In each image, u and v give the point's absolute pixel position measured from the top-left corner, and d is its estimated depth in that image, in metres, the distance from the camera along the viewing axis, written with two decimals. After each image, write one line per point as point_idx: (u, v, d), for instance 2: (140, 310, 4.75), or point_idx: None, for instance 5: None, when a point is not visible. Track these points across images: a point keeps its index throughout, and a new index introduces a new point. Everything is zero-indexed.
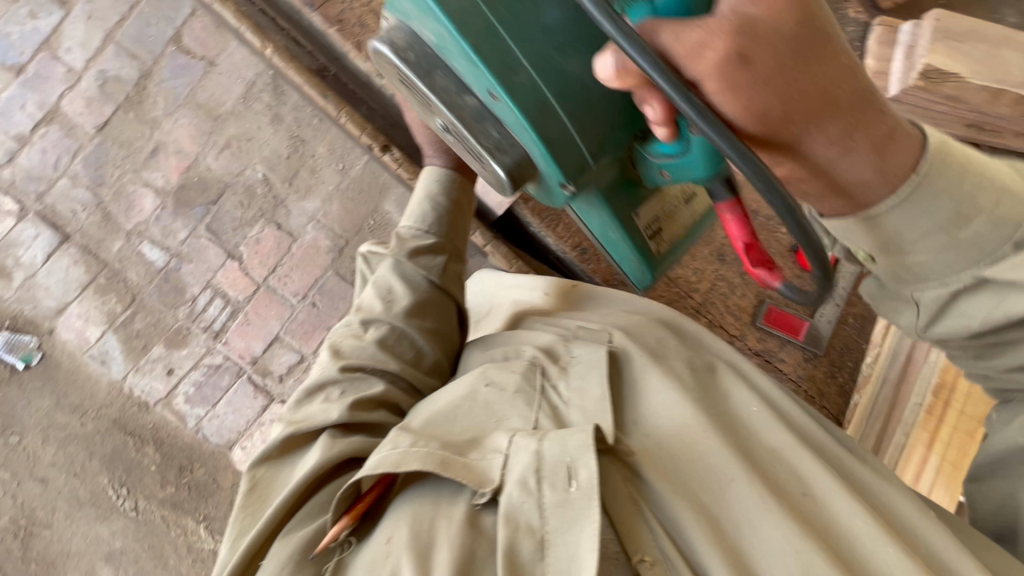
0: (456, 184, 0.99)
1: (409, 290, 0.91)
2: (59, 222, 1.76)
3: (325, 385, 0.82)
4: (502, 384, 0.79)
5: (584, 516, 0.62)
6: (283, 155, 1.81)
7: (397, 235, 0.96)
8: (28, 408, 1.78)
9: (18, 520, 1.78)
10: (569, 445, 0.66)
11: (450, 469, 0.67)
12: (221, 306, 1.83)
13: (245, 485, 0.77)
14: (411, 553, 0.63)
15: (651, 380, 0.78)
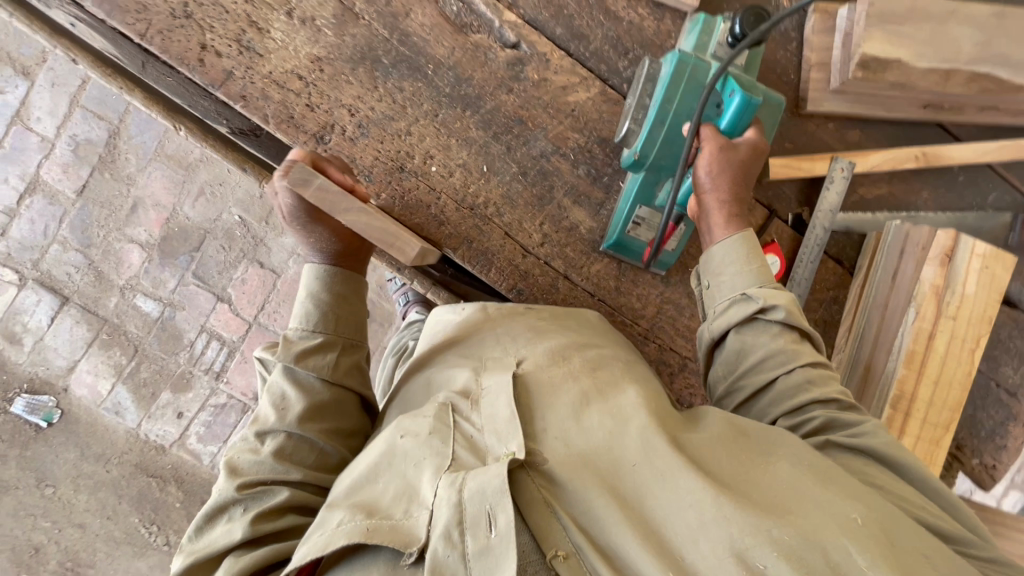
0: (340, 279, 0.92)
1: (302, 394, 0.86)
2: (56, 286, 1.84)
3: (224, 509, 0.79)
4: (417, 430, 0.74)
5: (504, 566, 0.58)
6: (256, 195, 1.85)
7: (284, 338, 0.88)
8: (56, 462, 1.89)
9: (64, 563, 1.92)
10: (488, 492, 0.62)
11: (376, 536, 0.64)
12: (218, 348, 1.89)
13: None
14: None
15: (547, 393, 0.75)
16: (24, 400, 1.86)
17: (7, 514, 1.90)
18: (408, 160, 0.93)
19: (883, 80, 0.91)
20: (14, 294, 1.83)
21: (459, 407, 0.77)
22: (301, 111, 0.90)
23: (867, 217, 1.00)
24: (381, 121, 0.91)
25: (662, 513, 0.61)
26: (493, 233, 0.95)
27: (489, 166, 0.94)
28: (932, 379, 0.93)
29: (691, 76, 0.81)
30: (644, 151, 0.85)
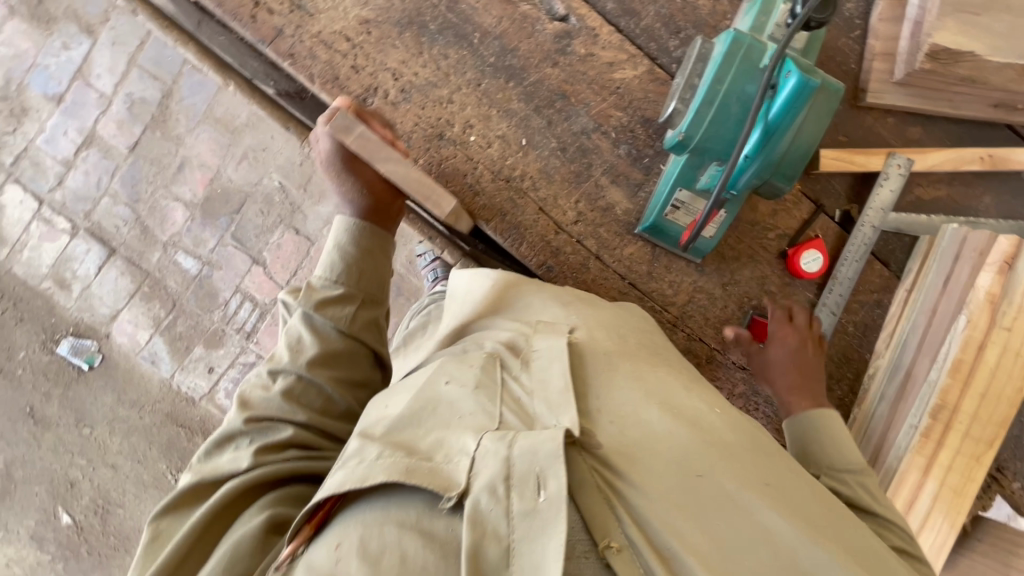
0: (363, 237, 0.99)
1: (316, 339, 0.94)
2: (105, 237, 1.92)
3: (231, 436, 0.89)
4: (462, 381, 0.83)
5: (552, 527, 0.63)
6: (297, 163, 1.88)
7: (307, 284, 0.97)
8: (95, 404, 1.99)
9: (97, 499, 2.03)
10: (539, 454, 0.67)
11: (416, 476, 0.68)
12: (250, 309, 1.95)
13: (148, 535, 0.83)
14: (362, 562, 0.64)
15: (609, 382, 0.84)
16: (70, 343, 1.96)
17: (47, 449, 2.01)
18: (449, 128, 1.03)
19: (951, 73, 0.96)
20: (66, 242, 1.93)
21: (508, 366, 0.85)
22: (346, 74, 1.02)
23: (919, 220, 1.07)
24: (423, 87, 1.02)
25: (719, 526, 0.69)
26: (526, 206, 1.04)
27: (526, 140, 1.03)
28: (978, 394, 0.97)
29: (744, 57, 0.78)
30: (689, 132, 0.82)
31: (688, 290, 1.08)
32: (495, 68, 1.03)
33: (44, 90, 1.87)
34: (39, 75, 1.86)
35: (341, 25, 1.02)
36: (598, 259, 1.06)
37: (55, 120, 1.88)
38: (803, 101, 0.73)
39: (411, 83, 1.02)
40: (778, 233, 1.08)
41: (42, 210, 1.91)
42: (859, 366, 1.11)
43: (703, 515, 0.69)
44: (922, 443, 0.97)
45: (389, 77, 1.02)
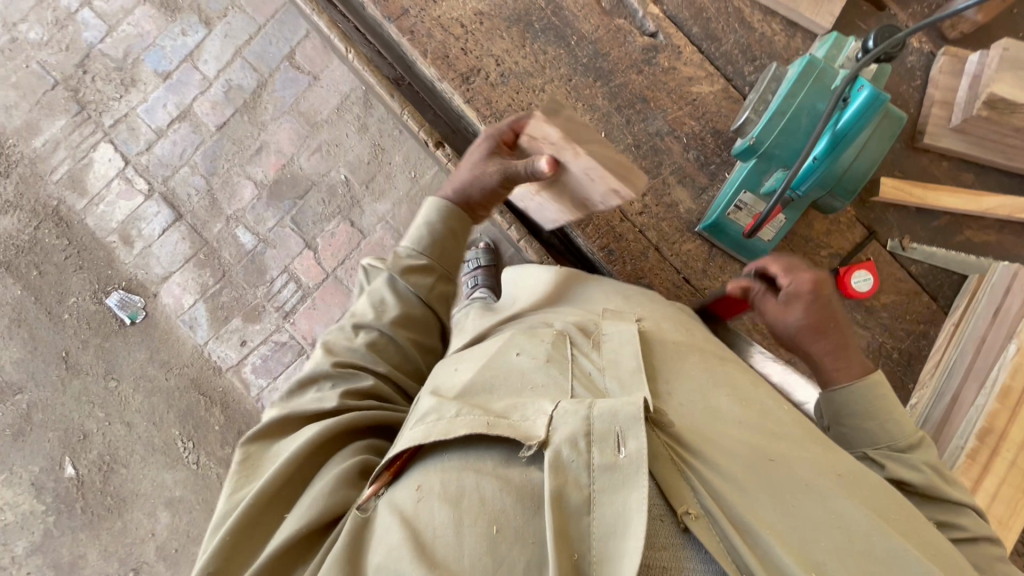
0: (455, 220, 1.05)
1: (399, 302, 1.01)
2: (176, 203, 2.06)
3: (313, 380, 0.94)
4: (534, 353, 0.85)
5: (634, 481, 0.62)
6: (364, 161, 2.02)
7: (396, 251, 1.04)
8: (126, 359, 2.04)
9: (103, 456, 2.03)
10: (620, 415, 0.66)
11: (495, 428, 0.69)
12: (293, 290, 2.03)
13: (239, 456, 0.86)
14: (447, 502, 0.67)
15: (679, 367, 0.85)
16: (119, 296, 2.05)
17: (70, 396, 2.05)
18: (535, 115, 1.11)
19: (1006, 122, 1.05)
20: (140, 203, 2.06)
21: (577, 345, 0.87)
22: (455, 53, 1.12)
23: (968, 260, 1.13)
24: (520, 75, 1.12)
25: (793, 507, 0.68)
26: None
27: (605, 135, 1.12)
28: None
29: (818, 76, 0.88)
30: (760, 137, 0.93)
31: None
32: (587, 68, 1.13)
33: (155, 67, 2.07)
34: (154, 53, 2.08)
35: (458, 13, 1.13)
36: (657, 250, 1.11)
37: (158, 93, 2.07)
38: (872, 113, 0.82)
39: (511, 70, 1.12)
40: (831, 253, 1.11)
41: (126, 170, 2.07)
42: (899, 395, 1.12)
43: (777, 497, 0.68)
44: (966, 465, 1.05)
45: (492, 63, 1.12)
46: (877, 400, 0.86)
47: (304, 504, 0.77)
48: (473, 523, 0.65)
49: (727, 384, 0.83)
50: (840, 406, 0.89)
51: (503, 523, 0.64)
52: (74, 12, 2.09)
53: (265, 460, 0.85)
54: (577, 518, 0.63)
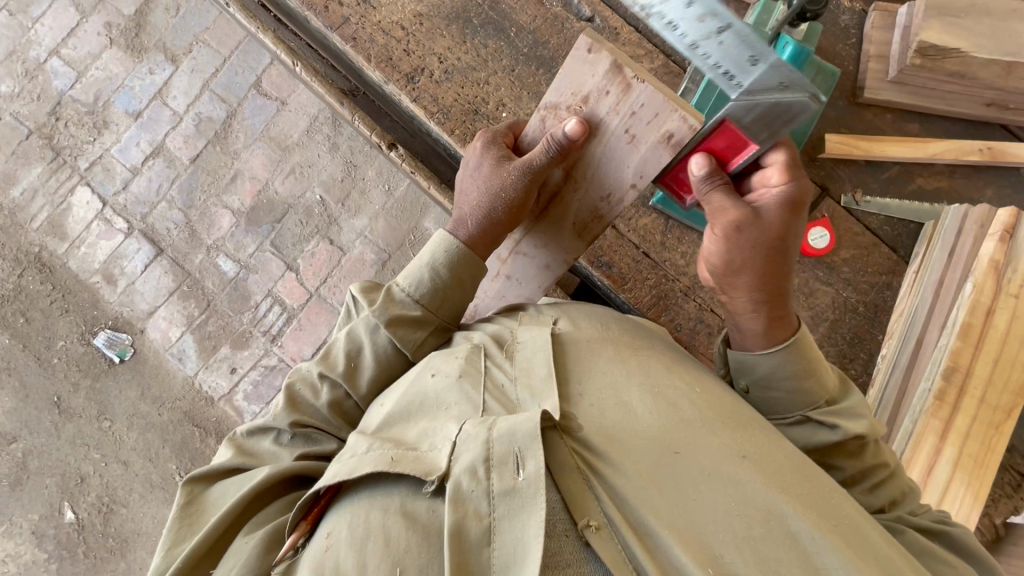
0: (463, 258, 1.00)
1: (375, 361, 0.98)
2: (156, 238, 2.07)
3: (270, 429, 0.96)
4: (446, 371, 0.86)
5: (531, 504, 0.66)
6: (338, 179, 2.04)
7: (386, 293, 0.99)
8: (118, 397, 2.04)
9: (102, 497, 2.02)
10: (518, 435, 0.70)
11: (402, 464, 0.72)
12: (279, 312, 2.04)
13: (183, 497, 0.89)
14: (352, 546, 0.69)
15: (594, 364, 0.86)
16: (106, 335, 2.05)
17: (65, 440, 2.04)
18: (483, 106, 1.31)
19: (944, 71, 1.28)
20: (121, 241, 2.08)
21: (492, 356, 0.88)
22: (399, 55, 1.31)
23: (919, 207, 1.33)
24: (464, 70, 1.32)
25: (693, 498, 0.70)
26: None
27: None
28: (992, 355, 1.16)
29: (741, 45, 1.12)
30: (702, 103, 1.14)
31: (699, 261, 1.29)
32: (526, 57, 1.33)
33: (126, 107, 2.11)
34: (124, 94, 2.12)
35: (399, 17, 1.33)
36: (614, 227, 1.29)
37: (131, 133, 2.11)
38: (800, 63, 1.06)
39: (453, 66, 1.32)
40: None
41: (105, 210, 2.09)
42: (870, 345, 1.29)
43: (681, 494, 0.71)
44: (936, 405, 1.15)
45: (436, 60, 1.32)
46: (798, 363, 0.90)
47: (229, 565, 0.78)
48: (377, 566, 0.66)
49: (642, 374, 0.84)
50: (765, 372, 0.92)
51: (405, 564, 0.66)
52: (44, 61, 2.14)
53: (207, 511, 0.88)
54: (477, 551, 0.66)
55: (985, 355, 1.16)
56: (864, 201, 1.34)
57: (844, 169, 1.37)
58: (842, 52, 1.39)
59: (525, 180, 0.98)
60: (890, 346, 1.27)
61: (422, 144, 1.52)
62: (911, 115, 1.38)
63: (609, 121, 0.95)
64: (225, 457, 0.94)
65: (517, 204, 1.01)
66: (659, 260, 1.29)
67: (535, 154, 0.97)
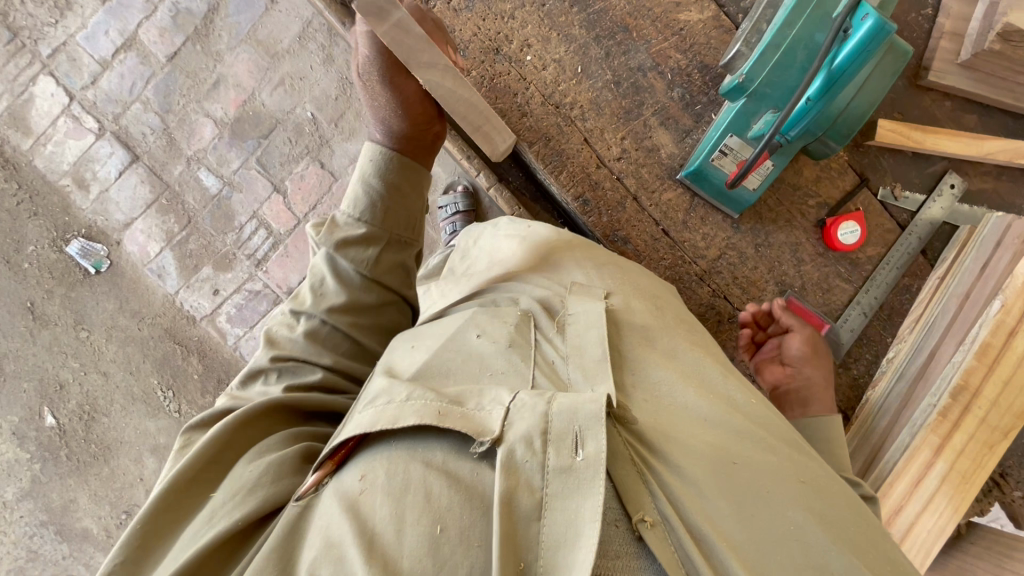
0: (387, 167, 0.99)
1: (340, 287, 0.97)
2: (131, 143, 1.91)
3: (258, 373, 0.94)
4: (494, 336, 0.83)
5: (589, 486, 0.58)
6: (332, 96, 1.87)
7: (331, 221, 1.00)
8: (96, 308, 1.98)
9: (83, 405, 2.02)
10: (579, 414, 0.63)
11: (448, 419, 0.65)
12: (264, 237, 1.94)
13: (181, 442, 0.85)
14: (388, 500, 0.61)
15: (650, 359, 0.83)
16: (80, 244, 1.95)
17: (41, 346, 2.00)
18: None
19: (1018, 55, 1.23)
20: (91, 142, 1.91)
21: (542, 328, 0.85)
22: None
23: (965, 210, 1.32)
24: None
25: (750, 513, 0.67)
26: (573, 134, 1.30)
27: (582, 69, 1.29)
28: (1002, 378, 1.07)
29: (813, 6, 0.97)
30: (749, 75, 1.04)
31: (719, 246, 1.33)
32: None
33: None
34: None
35: None
36: (634, 200, 1.32)
37: (98, 18, 1.87)
38: (874, 45, 0.90)
39: None
40: (819, 202, 1.33)
41: (72, 106, 1.90)
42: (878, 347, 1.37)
43: (738, 500, 0.67)
44: (937, 421, 1.08)
45: None
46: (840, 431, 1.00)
47: (233, 489, 0.73)
48: (416, 522, 0.59)
49: (696, 383, 0.82)
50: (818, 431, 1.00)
51: (446, 522, 0.59)
52: None
53: None
54: (526, 523, 0.58)
55: (997, 379, 1.07)
56: (903, 197, 1.33)
57: (888, 158, 1.34)
58: (913, 23, 1.31)
59: (377, 62, 0.86)
60: (896, 352, 1.32)
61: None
62: (967, 105, 1.33)
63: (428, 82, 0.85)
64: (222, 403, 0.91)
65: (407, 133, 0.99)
66: (671, 239, 1.33)
67: (360, 41, 0.86)
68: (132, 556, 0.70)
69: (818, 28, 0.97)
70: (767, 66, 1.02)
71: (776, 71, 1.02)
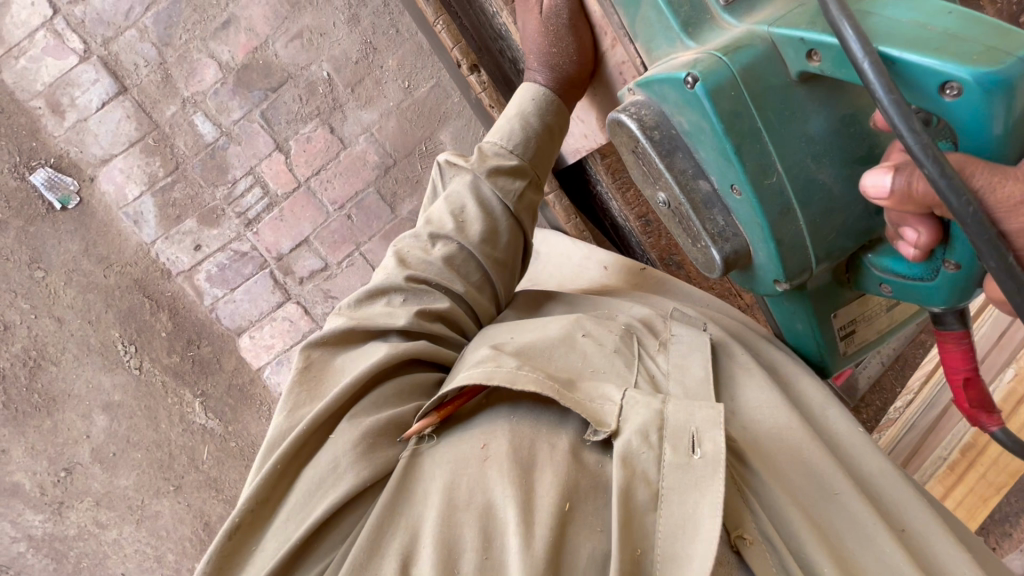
0: (554, 108, 0.96)
1: (482, 215, 0.91)
2: (119, 72, 1.73)
3: (390, 290, 0.85)
4: (601, 340, 0.81)
5: (708, 484, 0.62)
6: (352, 59, 1.77)
7: (481, 149, 0.95)
8: (56, 248, 1.80)
9: (30, 351, 1.85)
10: (696, 415, 0.66)
11: (565, 399, 0.68)
12: (259, 196, 1.82)
13: (300, 360, 0.80)
14: (517, 472, 0.64)
15: (753, 379, 0.83)
16: (46, 174, 1.76)
17: None
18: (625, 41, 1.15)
19: None
20: (73, 65, 1.72)
21: (645, 344, 0.83)
22: None
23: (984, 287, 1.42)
24: None
25: (845, 540, 0.71)
26: None
27: None
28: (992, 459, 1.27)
29: (745, 84, 0.65)
30: (788, 275, 0.73)
31: None
32: None
33: None
34: None
35: None
36: None
37: None
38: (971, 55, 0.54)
39: None
40: None
41: (55, 21, 1.70)
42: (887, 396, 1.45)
43: (830, 525, 0.72)
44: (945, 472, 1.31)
45: None
46: None
47: (344, 448, 0.70)
48: (546, 496, 0.62)
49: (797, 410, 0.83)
50: None
51: (574, 503, 0.63)
52: None
53: (328, 379, 0.79)
54: (642, 515, 0.61)
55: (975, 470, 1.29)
56: None
57: None
58: None
59: (568, 12, 0.89)
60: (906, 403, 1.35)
61: (489, 62, 1.25)
62: None
63: (609, 54, 0.92)
64: (338, 323, 0.84)
65: (570, 82, 0.95)
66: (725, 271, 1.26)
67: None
68: (248, 516, 0.68)
69: (784, 101, 0.66)
70: (802, 224, 0.70)
71: (816, 232, 0.71)
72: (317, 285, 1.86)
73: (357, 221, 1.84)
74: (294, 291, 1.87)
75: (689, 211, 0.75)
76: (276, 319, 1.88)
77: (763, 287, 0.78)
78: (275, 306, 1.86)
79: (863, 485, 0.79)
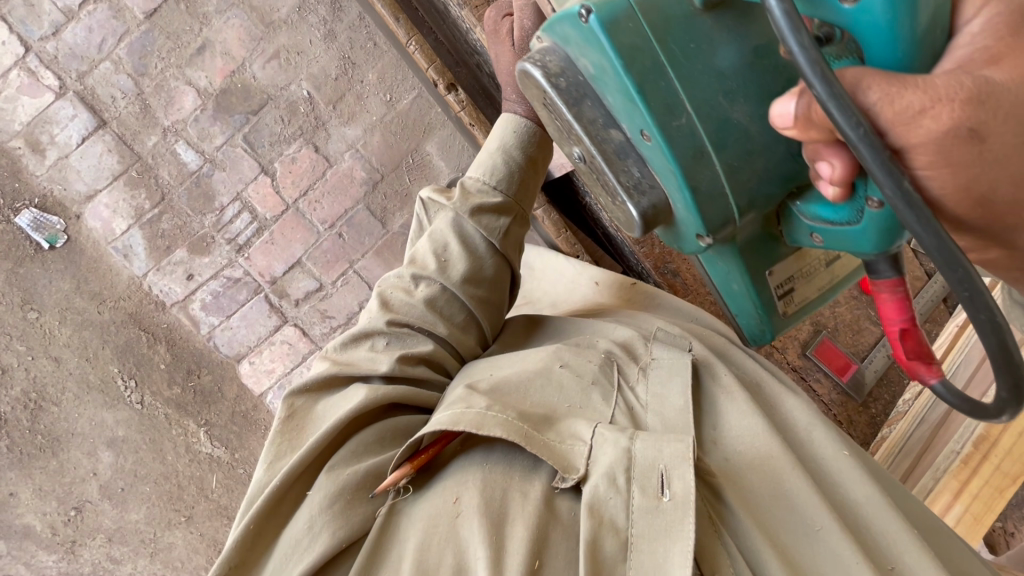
0: (534, 139, 0.94)
1: (465, 254, 0.89)
2: (97, 106, 1.71)
3: (373, 334, 0.84)
4: (579, 372, 0.80)
5: (679, 529, 0.60)
6: (331, 75, 1.75)
7: (463, 185, 0.93)
8: (48, 288, 1.79)
9: (30, 393, 1.83)
10: (664, 453, 0.64)
11: (534, 444, 0.66)
12: (247, 221, 1.80)
13: (283, 409, 0.79)
14: (484, 526, 0.62)
15: (735, 407, 0.81)
16: (31, 215, 1.74)
17: None
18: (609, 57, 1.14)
19: None
20: (49, 102, 1.70)
21: (626, 373, 0.82)
22: None
23: None
24: None
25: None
26: None
27: None
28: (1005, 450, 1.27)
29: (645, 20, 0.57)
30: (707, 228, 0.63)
31: None
32: None
33: None
34: None
35: None
36: None
37: None
38: None
39: None
40: None
41: (28, 58, 1.68)
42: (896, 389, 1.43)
43: (812, 563, 0.69)
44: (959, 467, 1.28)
45: None
46: None
47: (319, 505, 0.68)
48: (516, 552, 0.60)
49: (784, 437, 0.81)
50: None
51: (544, 559, 0.61)
52: None
53: (309, 428, 0.78)
54: (614, 565, 0.60)
55: (990, 462, 1.27)
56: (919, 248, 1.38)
57: None
58: None
59: None
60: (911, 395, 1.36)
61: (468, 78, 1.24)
62: None
63: None
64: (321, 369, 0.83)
65: None
66: None
67: (526, 16, 0.89)
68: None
69: (689, 32, 0.58)
70: (718, 167, 0.60)
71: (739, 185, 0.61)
72: (313, 306, 1.84)
73: (348, 239, 1.82)
74: (290, 313, 1.85)
75: (602, 164, 0.65)
76: (275, 343, 1.86)
77: (689, 244, 0.67)
78: (273, 330, 1.84)
79: (853, 519, 0.75)
